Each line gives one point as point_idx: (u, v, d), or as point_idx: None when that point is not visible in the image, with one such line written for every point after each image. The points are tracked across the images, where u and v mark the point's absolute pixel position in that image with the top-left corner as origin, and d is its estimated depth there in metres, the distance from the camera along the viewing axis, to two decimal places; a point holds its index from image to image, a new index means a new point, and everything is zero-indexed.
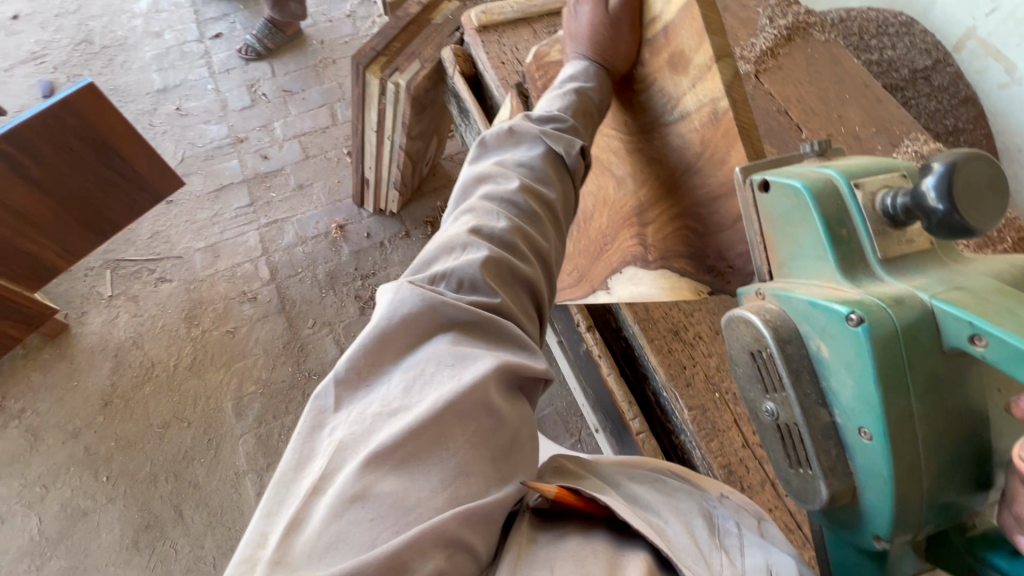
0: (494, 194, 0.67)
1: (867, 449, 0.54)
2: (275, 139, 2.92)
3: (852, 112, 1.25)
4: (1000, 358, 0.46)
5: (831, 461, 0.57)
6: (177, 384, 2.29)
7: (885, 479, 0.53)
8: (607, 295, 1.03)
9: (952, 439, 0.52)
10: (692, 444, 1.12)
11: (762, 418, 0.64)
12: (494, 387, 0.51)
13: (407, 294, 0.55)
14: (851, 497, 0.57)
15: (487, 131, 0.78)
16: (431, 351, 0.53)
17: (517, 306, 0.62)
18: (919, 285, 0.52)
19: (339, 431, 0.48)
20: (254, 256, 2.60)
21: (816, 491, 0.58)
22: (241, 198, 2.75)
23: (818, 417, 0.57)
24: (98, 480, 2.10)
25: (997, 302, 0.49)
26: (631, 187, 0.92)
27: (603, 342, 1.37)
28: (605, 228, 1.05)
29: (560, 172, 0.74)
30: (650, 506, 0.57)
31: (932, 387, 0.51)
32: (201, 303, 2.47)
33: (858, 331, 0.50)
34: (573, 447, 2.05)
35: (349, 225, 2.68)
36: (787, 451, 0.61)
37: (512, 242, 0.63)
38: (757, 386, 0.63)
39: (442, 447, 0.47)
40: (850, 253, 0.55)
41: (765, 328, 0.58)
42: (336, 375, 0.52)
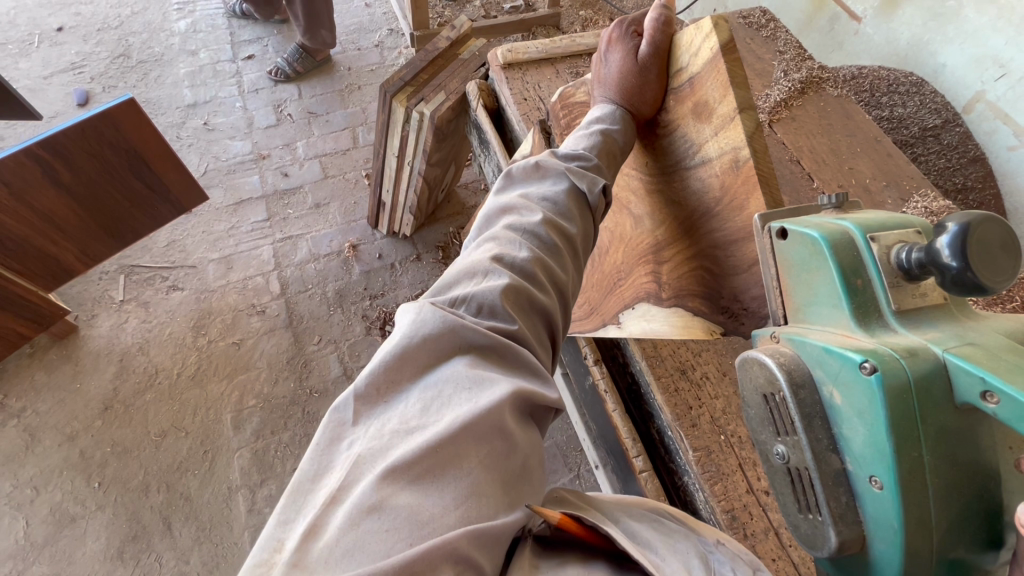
0: (517, 225, 0.70)
1: (878, 499, 0.54)
2: (296, 158, 3.00)
3: (863, 165, 1.28)
4: (1012, 416, 0.46)
5: (841, 508, 0.57)
6: (178, 392, 2.29)
7: (896, 530, 0.53)
8: (618, 329, 1.04)
9: (963, 494, 0.52)
10: (696, 486, 1.11)
11: (772, 461, 0.64)
12: (509, 412, 0.52)
13: (429, 315, 0.56)
14: (860, 546, 0.57)
15: (513, 164, 0.81)
16: (450, 371, 0.54)
17: (534, 334, 0.63)
18: (931, 338, 0.53)
19: (357, 445, 0.49)
20: (267, 270, 2.63)
21: (826, 538, 0.58)
22: (259, 213, 2.81)
23: (829, 462, 0.57)
24: (90, 485, 2.08)
25: (1009, 360, 0.49)
26: (648, 226, 0.95)
27: (610, 376, 1.37)
28: (619, 264, 1.07)
29: (581, 208, 0.76)
30: (652, 542, 0.56)
31: (944, 441, 0.52)
32: (210, 313, 2.49)
33: (870, 379, 0.51)
34: (571, 482, 2.02)
35: (362, 245, 2.73)
36: (796, 497, 0.61)
37: (532, 272, 0.64)
38: (768, 429, 0.63)
39: (457, 466, 0.48)
40: (864, 303, 0.56)
41: (778, 371, 0.59)
42: (356, 389, 0.53)
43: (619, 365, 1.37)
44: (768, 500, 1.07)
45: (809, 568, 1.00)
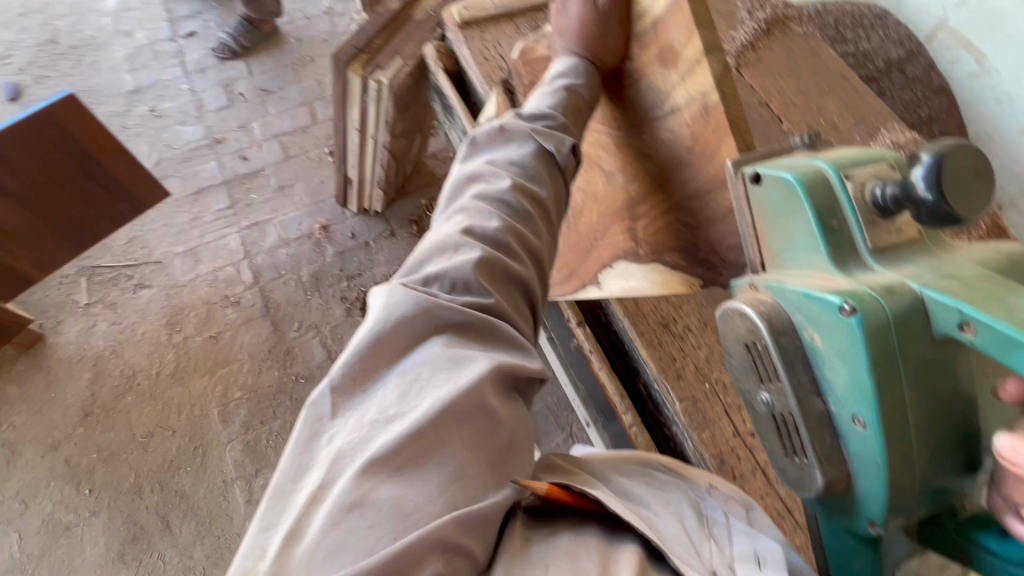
0: (485, 194, 0.67)
1: (861, 437, 0.55)
2: (254, 139, 2.87)
3: (832, 104, 1.27)
4: (988, 343, 0.47)
5: (826, 450, 0.58)
6: (160, 391, 2.25)
7: (880, 467, 0.54)
8: (598, 291, 1.00)
9: (940, 423, 0.54)
10: (685, 435, 1.15)
11: (757, 409, 0.64)
12: (491, 388, 0.51)
13: (401, 296, 0.54)
14: (845, 484, 0.59)
15: (477, 129, 0.77)
16: (427, 353, 0.52)
17: (512, 305, 0.62)
18: (908, 274, 0.53)
19: (336, 437, 0.47)
20: (236, 259, 2.55)
21: (813, 478, 0.60)
22: (221, 200, 2.70)
23: (811, 406, 0.58)
24: (81, 492, 2.05)
25: (983, 288, 0.50)
26: (620, 182, 0.90)
27: (594, 337, 1.38)
28: (594, 224, 0.99)
29: (549, 165, 0.73)
30: (644, 498, 0.58)
31: (924, 374, 0.52)
32: (183, 309, 2.42)
33: (850, 321, 0.51)
34: (564, 441, 2.06)
35: (333, 226, 2.65)
36: (783, 443, 0.62)
37: (504, 241, 0.62)
38: (752, 378, 0.63)
39: (440, 451, 0.47)
40: (840, 242, 0.56)
41: (759, 320, 0.58)
42: (331, 382, 0.51)
43: (602, 325, 1.38)
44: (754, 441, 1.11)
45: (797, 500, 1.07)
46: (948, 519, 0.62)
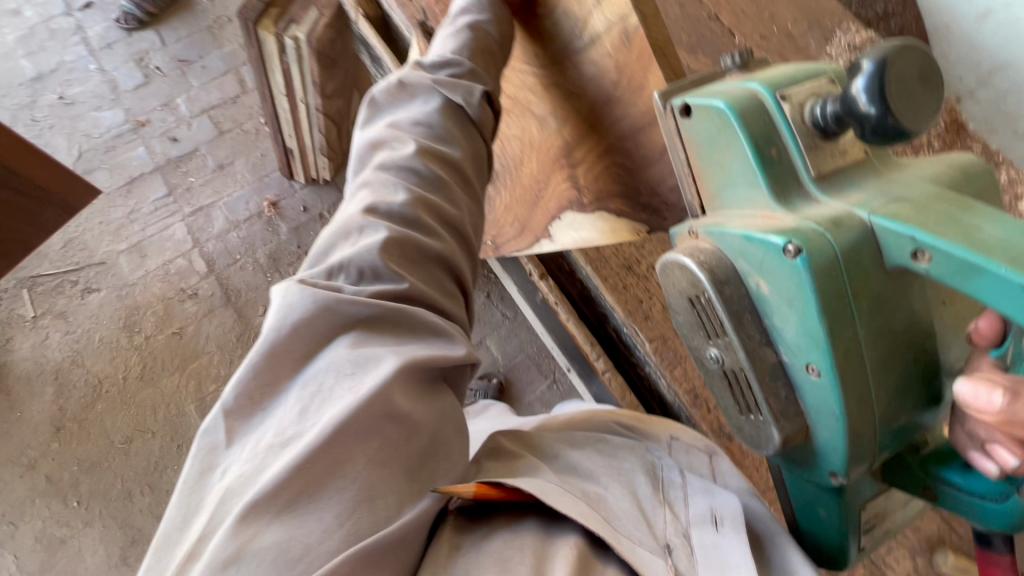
0: (388, 163, 0.62)
1: (816, 385, 0.56)
2: (180, 117, 2.65)
3: (784, 10, 1.18)
4: (944, 271, 0.50)
5: (781, 403, 0.59)
6: (131, 395, 2.17)
7: (837, 417, 0.56)
8: (552, 244, 0.99)
9: (903, 352, 0.57)
10: (658, 374, 1.17)
11: (707, 365, 0.64)
12: (399, 392, 0.52)
13: (297, 297, 0.53)
14: (804, 436, 0.61)
15: (375, 86, 0.70)
16: (331, 357, 0.52)
17: (431, 284, 0.60)
18: (857, 203, 0.54)
19: (229, 471, 0.47)
20: (185, 249, 2.42)
21: (770, 436, 0.61)
22: (158, 188, 2.52)
23: (764, 357, 0.58)
24: (69, 505, 2.01)
25: (936, 209, 0.52)
26: (555, 127, 0.85)
27: (558, 287, 1.35)
28: (536, 174, 0.94)
29: (457, 121, 0.66)
30: (594, 472, 0.67)
31: (878, 312, 0.54)
32: (139, 308, 2.31)
33: (796, 263, 0.51)
34: (549, 389, 2.08)
35: (282, 201, 2.52)
36: (737, 399, 0.63)
37: (415, 216, 0.59)
38: (699, 333, 0.63)
39: (337, 476, 0.47)
40: (782, 172, 0.56)
41: (701, 271, 0.57)
42: (225, 406, 0.50)
43: (565, 273, 1.34)
44: None
45: None
46: (914, 462, 0.69)
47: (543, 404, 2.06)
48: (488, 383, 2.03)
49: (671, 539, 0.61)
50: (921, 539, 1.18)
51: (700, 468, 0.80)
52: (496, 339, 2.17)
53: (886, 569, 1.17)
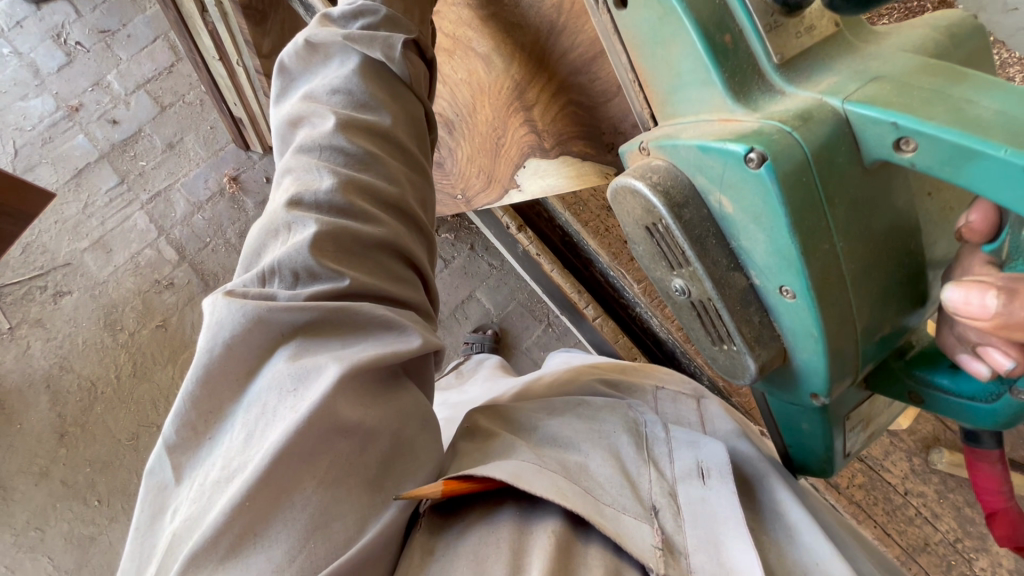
0: (308, 144, 0.58)
1: (793, 308, 0.54)
2: (115, 96, 2.45)
3: None
4: (932, 160, 0.46)
5: (755, 329, 0.57)
6: (127, 392, 2.14)
7: (816, 338, 0.54)
8: (520, 194, 0.94)
9: (887, 254, 0.54)
10: (650, 314, 1.20)
11: (675, 298, 0.61)
12: (343, 401, 0.51)
13: (225, 311, 0.51)
14: (782, 359, 0.59)
15: (285, 53, 0.66)
16: (273, 373, 0.52)
17: (376, 273, 0.57)
18: (829, 92, 0.50)
19: (180, 510, 0.50)
20: (151, 238, 2.31)
21: (746, 367, 0.59)
22: (108, 177, 2.37)
23: (734, 282, 0.56)
24: (90, 505, 2.02)
25: (918, 87, 0.47)
26: (501, 67, 0.78)
27: (539, 237, 1.34)
28: (491, 120, 0.87)
29: (381, 83, 0.62)
30: (574, 440, 0.70)
31: (856, 215, 0.51)
32: (116, 305, 2.24)
33: (760, 173, 0.47)
34: (545, 332, 2.07)
35: (242, 174, 2.39)
36: (707, 329, 0.60)
37: (346, 204, 0.55)
38: (662, 265, 0.59)
39: (283, 508, 0.48)
40: (738, 61, 0.52)
41: (654, 195, 0.53)
42: (170, 443, 0.52)
43: (545, 222, 1.35)
44: None
45: None
46: (898, 370, 0.66)
47: (541, 348, 2.06)
48: (483, 335, 2.02)
49: (658, 500, 0.65)
50: (917, 440, 1.22)
51: (687, 416, 0.86)
52: (486, 291, 2.13)
53: (885, 472, 1.20)
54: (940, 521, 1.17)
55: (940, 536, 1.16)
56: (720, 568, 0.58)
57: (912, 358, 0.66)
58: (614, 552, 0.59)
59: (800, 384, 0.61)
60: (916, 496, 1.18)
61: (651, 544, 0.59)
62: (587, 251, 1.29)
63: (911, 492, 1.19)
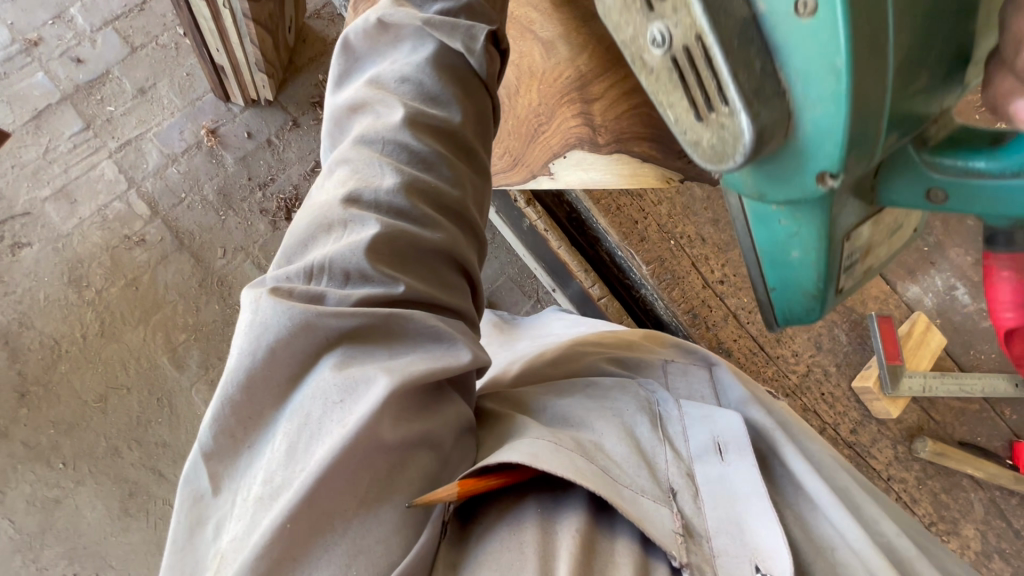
0: (371, 136, 0.57)
1: (809, 37, 0.42)
2: (79, 32, 2.24)
3: None
4: None
5: (756, 80, 0.44)
6: (94, 353, 2.03)
7: (837, 74, 0.42)
8: (552, 181, 0.95)
9: None
10: (656, 296, 1.21)
11: (652, 61, 0.49)
12: (389, 422, 0.49)
13: (271, 316, 0.49)
14: (784, 131, 0.46)
15: (352, 26, 0.66)
16: (318, 382, 0.50)
17: (429, 277, 0.57)
18: None
19: (225, 529, 0.48)
20: (120, 190, 2.16)
21: (738, 133, 0.44)
22: (72, 121, 2.19)
23: (734, 13, 0.43)
24: (53, 468, 1.93)
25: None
26: (566, 54, 0.76)
27: (547, 213, 1.32)
28: (535, 105, 0.86)
29: (453, 74, 0.62)
30: (589, 421, 0.68)
31: None
32: (82, 260, 2.10)
33: None
34: (534, 308, 2.06)
35: (222, 127, 2.23)
36: (690, 92, 0.47)
37: (408, 207, 0.55)
38: (640, 11, 0.48)
39: (326, 533, 0.47)
40: None
41: None
42: (208, 450, 0.50)
43: (551, 197, 1.34)
44: (723, 289, 1.17)
45: (767, 337, 1.16)
46: (919, 156, 0.53)
47: None
48: None
49: (675, 481, 0.63)
50: (902, 429, 1.18)
51: (701, 389, 0.85)
52: None
53: None
54: (918, 506, 1.16)
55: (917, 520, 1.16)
56: (745, 551, 0.58)
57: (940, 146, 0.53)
58: (641, 545, 0.57)
59: (805, 155, 0.47)
60: None
61: (672, 530, 0.57)
62: (595, 230, 1.28)
63: (893, 478, 1.16)
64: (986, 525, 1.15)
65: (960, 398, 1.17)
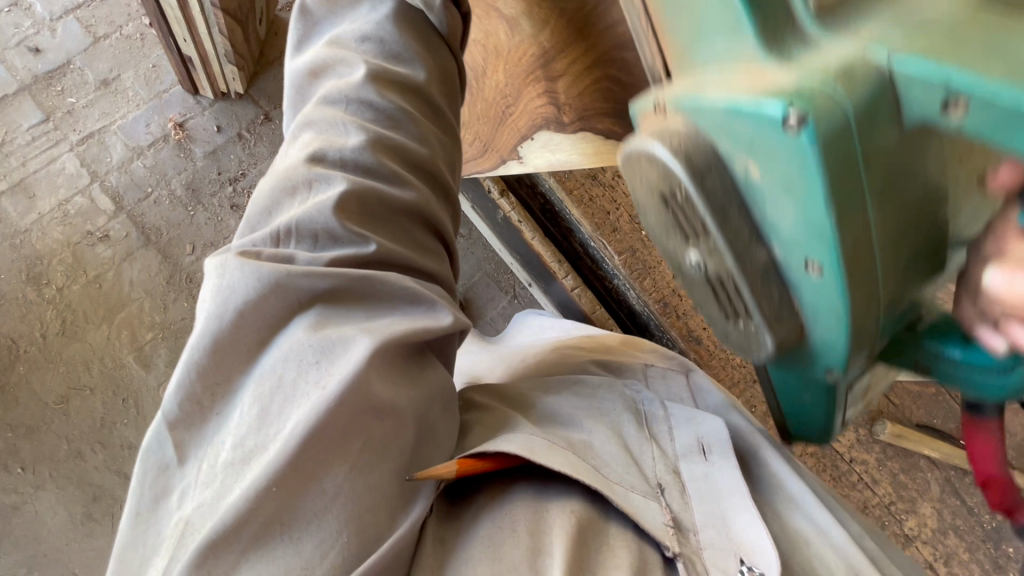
0: (334, 96, 0.58)
1: (816, 284, 0.45)
2: (39, 21, 2.18)
3: None
4: (983, 125, 0.37)
5: (775, 305, 0.48)
6: (55, 352, 1.96)
7: (839, 311, 0.46)
8: (522, 165, 0.97)
9: (915, 222, 0.46)
10: (627, 285, 1.23)
11: (686, 271, 0.53)
12: (372, 376, 0.49)
13: (239, 280, 0.49)
14: (799, 334, 0.50)
15: None
16: (290, 343, 0.49)
17: (402, 236, 0.57)
18: (870, 33, 0.41)
19: (190, 496, 0.46)
20: (82, 184, 2.09)
21: (761, 343, 0.50)
22: (30, 113, 2.12)
23: (754, 257, 0.47)
24: (12, 473, 1.86)
25: (972, 33, 0.38)
26: (529, 31, 0.76)
27: (520, 205, 1.33)
28: (501, 86, 0.87)
29: (416, 32, 0.63)
30: (575, 417, 0.67)
31: (890, 187, 0.42)
32: (41, 256, 2.02)
33: (799, 137, 0.39)
34: (511, 304, 2.04)
35: (189, 120, 2.17)
36: (719, 304, 0.51)
37: (376, 164, 0.55)
38: (675, 236, 0.50)
39: (311, 495, 0.46)
40: (772, 10, 0.42)
41: (672, 158, 0.45)
42: (174, 419, 0.48)
43: (525, 188, 1.34)
44: None
45: None
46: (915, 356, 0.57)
47: (506, 318, 2.04)
48: None
49: (662, 477, 0.63)
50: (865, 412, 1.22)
51: (680, 392, 0.85)
52: None
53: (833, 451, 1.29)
54: (878, 486, 1.21)
55: (878, 500, 1.20)
56: (731, 545, 0.58)
57: (945, 320, 0.56)
58: (636, 535, 0.57)
59: (818, 354, 0.51)
60: (860, 463, 1.22)
61: (662, 523, 0.57)
62: (568, 220, 1.30)
63: (855, 459, 1.22)
64: (942, 504, 1.19)
65: (920, 381, 1.21)
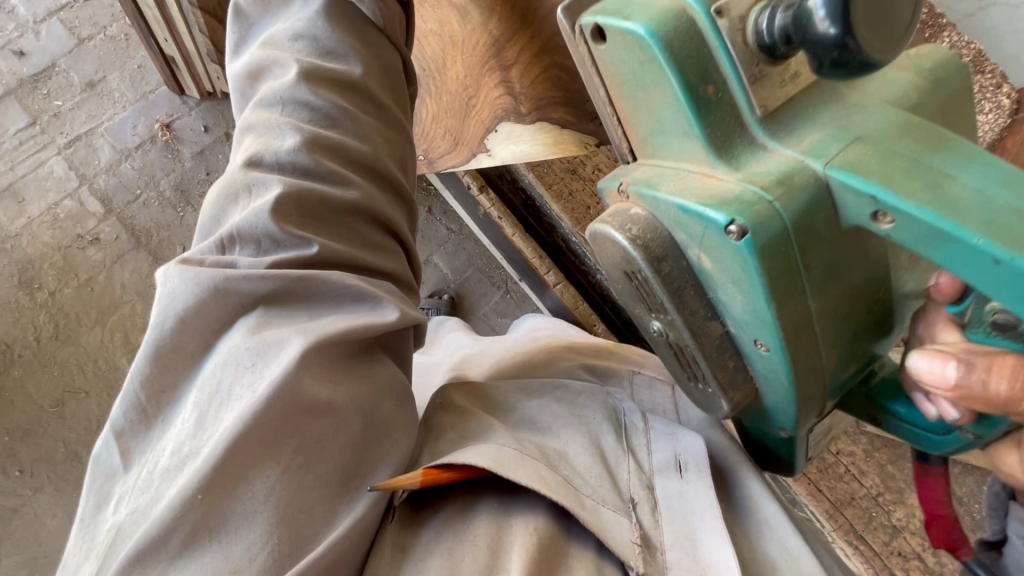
0: (270, 98, 0.57)
1: (765, 358, 0.55)
2: (22, 24, 2.18)
3: None
4: (907, 236, 0.46)
5: (729, 375, 0.58)
6: (49, 356, 1.96)
7: (786, 387, 0.56)
8: (490, 158, 0.95)
9: (855, 307, 0.55)
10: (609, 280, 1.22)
11: (650, 334, 0.61)
12: (308, 378, 0.48)
13: (178, 287, 0.48)
14: (754, 397, 0.60)
15: None
16: (229, 347, 0.48)
17: (348, 237, 0.56)
18: (811, 145, 0.49)
19: (125, 502, 0.45)
20: (71, 187, 2.09)
21: (718, 408, 0.60)
22: (17, 117, 2.12)
23: (709, 330, 0.56)
24: (10, 476, 1.86)
25: (899, 154, 0.47)
26: (479, 20, 0.77)
27: (501, 199, 1.31)
28: (462, 78, 0.86)
29: (352, 27, 0.61)
30: (553, 428, 0.65)
31: (826, 274, 0.51)
32: (32, 261, 2.03)
33: (739, 244, 0.48)
34: (503, 299, 2.01)
35: (176, 121, 2.16)
36: (680, 369, 0.61)
37: (313, 164, 0.54)
38: (639, 305, 0.59)
39: (243, 500, 0.45)
40: (721, 112, 0.51)
41: (634, 249, 0.53)
42: (116, 426, 0.48)
43: (506, 183, 1.32)
44: None
45: None
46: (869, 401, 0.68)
47: (499, 314, 2.01)
48: (440, 301, 1.95)
49: (636, 492, 0.61)
50: None
51: (662, 403, 0.81)
52: (443, 255, 2.05)
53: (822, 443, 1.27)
54: (866, 478, 1.20)
55: (865, 491, 1.19)
56: (697, 566, 0.56)
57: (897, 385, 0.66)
58: (595, 551, 0.56)
59: (773, 414, 0.61)
60: (847, 455, 1.21)
61: (630, 540, 0.56)
62: (550, 215, 1.28)
63: (842, 451, 1.21)
64: None
65: None
